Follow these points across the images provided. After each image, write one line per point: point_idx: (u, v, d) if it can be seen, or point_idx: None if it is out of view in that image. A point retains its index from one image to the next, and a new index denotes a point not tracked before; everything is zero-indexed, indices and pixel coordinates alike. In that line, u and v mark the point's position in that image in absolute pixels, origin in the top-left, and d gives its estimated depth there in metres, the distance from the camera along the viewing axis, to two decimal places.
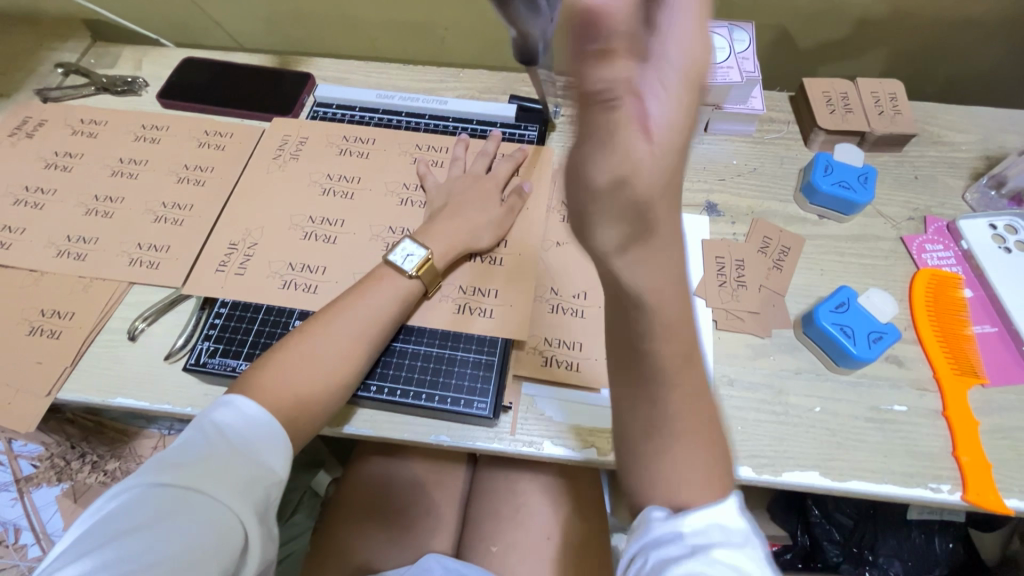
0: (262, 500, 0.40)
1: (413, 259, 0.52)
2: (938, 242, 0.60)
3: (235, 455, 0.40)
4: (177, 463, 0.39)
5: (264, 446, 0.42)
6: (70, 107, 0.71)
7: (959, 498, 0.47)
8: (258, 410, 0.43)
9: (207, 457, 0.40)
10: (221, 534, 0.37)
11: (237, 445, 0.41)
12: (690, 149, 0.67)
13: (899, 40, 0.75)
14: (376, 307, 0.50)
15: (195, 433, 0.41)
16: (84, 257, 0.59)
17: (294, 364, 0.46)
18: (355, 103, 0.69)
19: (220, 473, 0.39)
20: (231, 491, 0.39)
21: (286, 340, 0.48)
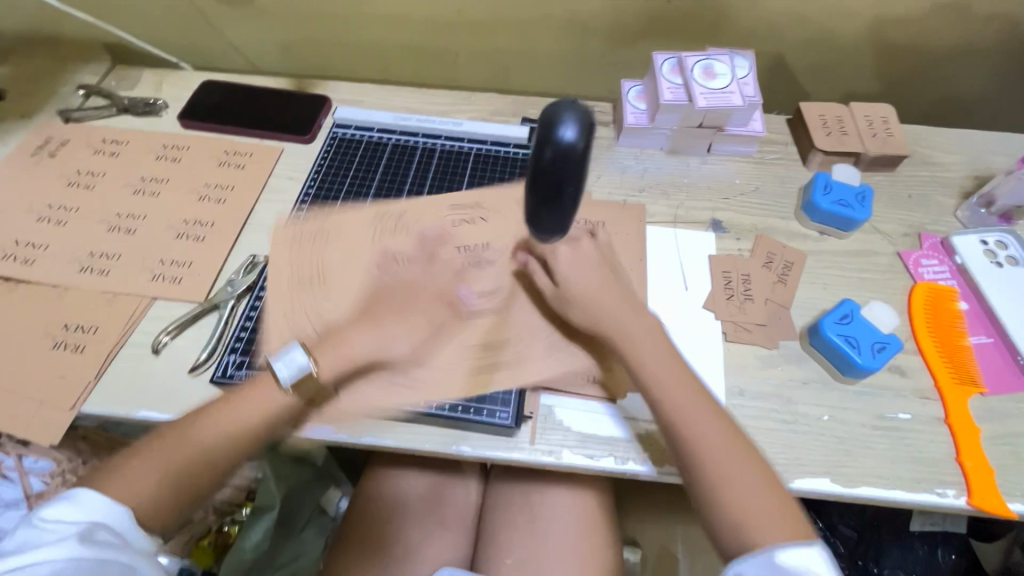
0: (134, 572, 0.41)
1: (299, 343, 0.50)
2: (932, 257, 0.63)
3: (97, 535, 0.42)
4: (72, 549, 0.40)
5: (120, 527, 0.43)
6: (92, 127, 0.73)
7: (964, 502, 0.49)
8: (101, 499, 0.44)
9: (52, 542, 0.40)
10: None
11: (97, 529, 0.42)
12: (695, 169, 0.70)
13: (889, 67, 0.79)
14: (297, 364, 0.50)
15: (27, 530, 0.42)
16: (107, 272, 0.60)
17: (218, 435, 0.48)
18: (372, 124, 0.71)
19: (87, 550, 0.40)
20: (103, 564, 0.40)
21: (202, 414, 0.48)
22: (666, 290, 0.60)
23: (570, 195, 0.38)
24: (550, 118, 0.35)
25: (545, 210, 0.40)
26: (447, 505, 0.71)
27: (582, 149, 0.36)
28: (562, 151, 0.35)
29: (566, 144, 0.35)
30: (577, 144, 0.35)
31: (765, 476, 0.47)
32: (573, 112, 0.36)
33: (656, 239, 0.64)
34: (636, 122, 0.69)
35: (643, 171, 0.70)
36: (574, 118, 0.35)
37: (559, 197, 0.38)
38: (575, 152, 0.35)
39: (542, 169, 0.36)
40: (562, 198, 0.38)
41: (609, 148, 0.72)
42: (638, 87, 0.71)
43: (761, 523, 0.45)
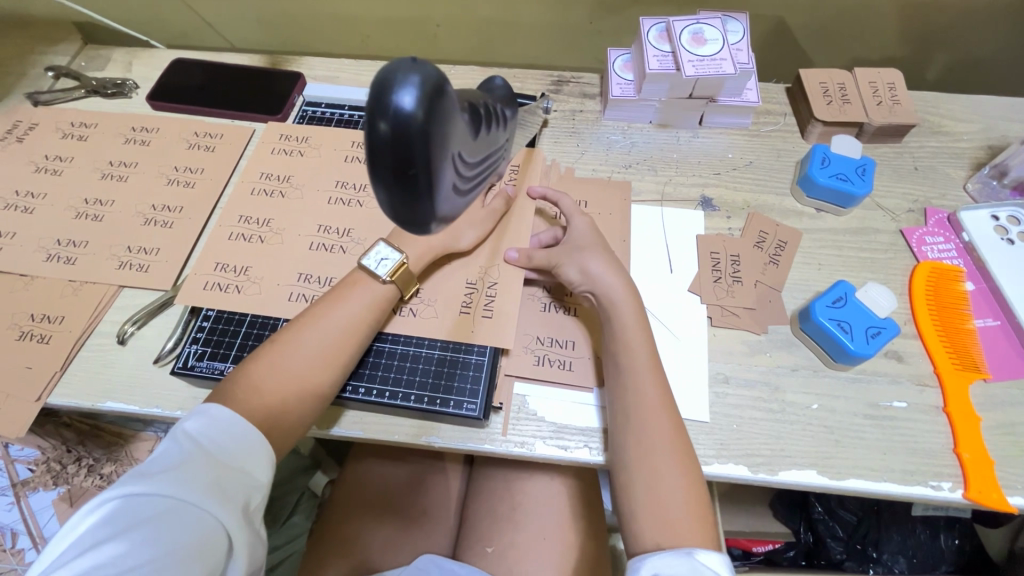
0: (246, 504, 0.40)
1: (387, 263, 0.51)
2: (938, 235, 0.59)
3: (217, 464, 0.40)
4: (152, 472, 0.39)
5: (246, 453, 0.42)
6: (60, 110, 0.71)
7: (960, 495, 0.46)
8: (239, 421, 0.43)
9: (181, 464, 0.39)
10: (203, 540, 0.37)
11: (219, 453, 0.41)
12: (685, 143, 0.66)
13: (899, 29, 0.74)
14: (354, 313, 0.49)
15: (169, 442, 0.41)
16: (74, 261, 0.59)
17: (263, 374, 0.46)
18: (345, 102, 0.69)
19: (204, 482, 0.39)
20: (213, 497, 0.38)
21: (254, 355, 0.47)
22: (648, 273, 0.57)
23: (427, 190, 0.21)
24: (380, 82, 0.20)
25: (406, 225, 0.23)
26: (431, 492, 0.70)
27: (429, 123, 0.20)
28: (394, 123, 0.19)
29: (393, 100, 0.20)
30: (419, 100, 0.20)
31: (688, 478, 0.44)
32: (407, 67, 0.20)
33: (641, 219, 0.61)
34: (622, 94, 0.65)
35: (630, 146, 0.66)
36: (414, 78, 0.20)
37: (413, 204, 0.22)
38: (415, 127, 0.19)
39: (370, 151, 0.20)
40: (418, 201, 0.21)
41: (594, 123, 0.68)
42: (625, 56, 0.67)
43: (686, 517, 0.42)
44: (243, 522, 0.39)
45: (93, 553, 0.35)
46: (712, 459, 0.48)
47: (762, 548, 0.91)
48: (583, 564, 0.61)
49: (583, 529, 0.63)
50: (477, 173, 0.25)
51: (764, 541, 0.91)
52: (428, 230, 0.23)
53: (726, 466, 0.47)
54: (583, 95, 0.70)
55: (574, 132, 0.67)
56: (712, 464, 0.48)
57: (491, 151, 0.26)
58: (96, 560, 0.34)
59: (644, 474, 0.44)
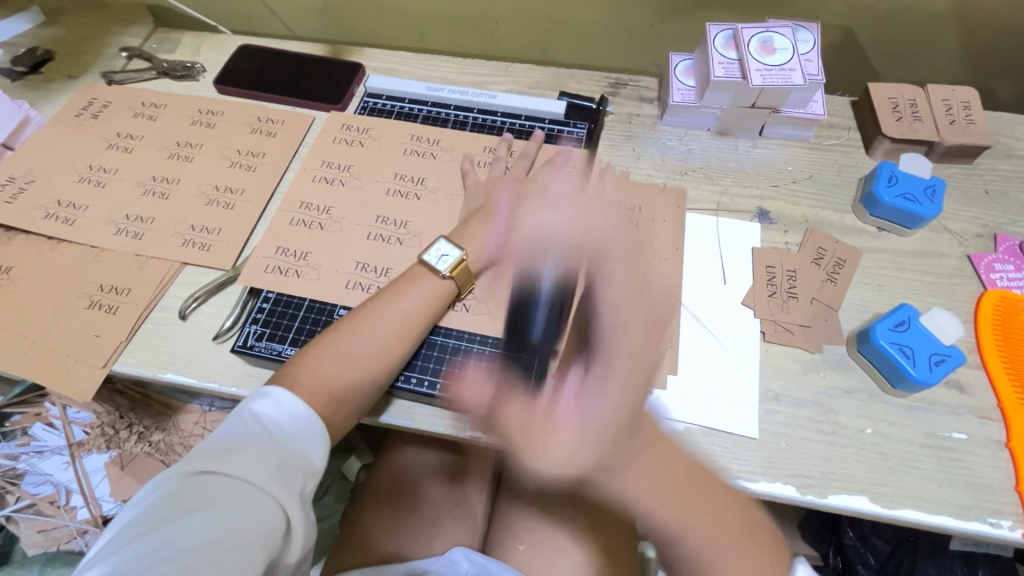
0: (303, 489, 0.42)
1: (447, 260, 0.53)
2: (1008, 262, 0.57)
3: (279, 448, 0.42)
4: (221, 449, 0.41)
5: (305, 439, 0.44)
6: (132, 90, 0.73)
7: (1019, 535, 0.45)
8: (303, 407, 0.44)
9: (246, 446, 0.41)
10: (265, 521, 0.39)
11: (281, 437, 0.43)
12: (744, 153, 0.65)
13: (977, 45, 0.71)
14: (415, 306, 0.51)
15: (235, 422, 0.43)
16: (141, 236, 0.61)
17: (327, 361, 0.47)
18: (404, 95, 0.69)
19: (267, 465, 0.41)
20: (278, 480, 0.41)
21: (317, 343, 0.49)
22: (700, 283, 0.56)
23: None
24: None
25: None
26: (462, 485, 0.71)
27: None
28: None
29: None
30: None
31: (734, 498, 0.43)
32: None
33: (696, 228, 0.60)
34: (682, 100, 0.64)
35: (686, 153, 0.65)
36: None
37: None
38: None
39: None
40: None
41: (651, 127, 0.67)
42: (687, 61, 0.66)
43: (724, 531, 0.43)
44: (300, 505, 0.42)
45: (163, 527, 0.37)
46: (758, 477, 0.47)
47: None
48: None
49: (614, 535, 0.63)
50: None
51: None
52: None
53: (773, 485, 0.47)
54: (640, 99, 0.70)
55: (630, 136, 0.67)
56: (758, 481, 0.47)
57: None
58: (168, 534, 0.36)
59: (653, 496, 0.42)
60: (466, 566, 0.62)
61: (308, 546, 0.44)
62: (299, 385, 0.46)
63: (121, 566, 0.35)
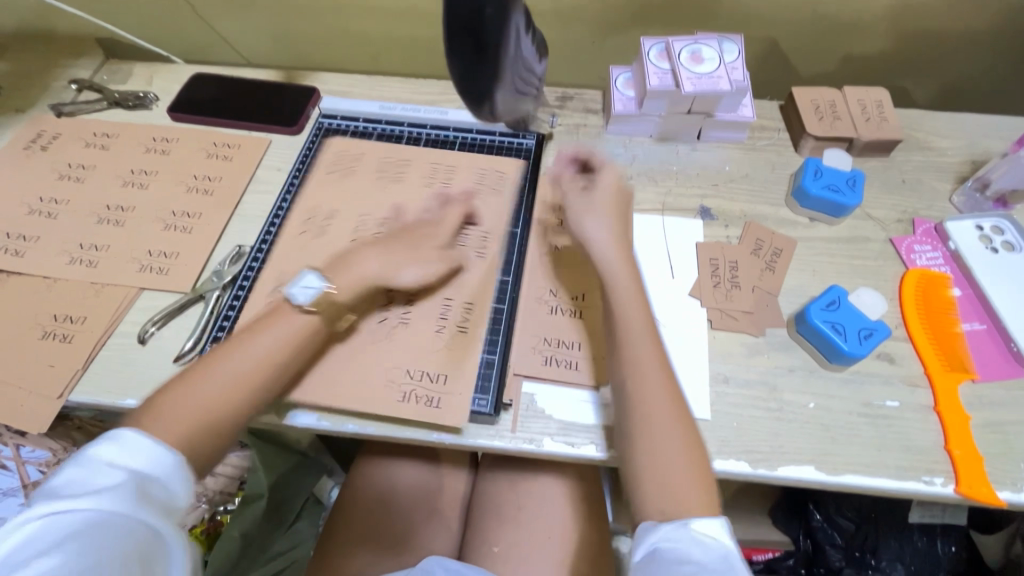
0: (174, 525, 0.40)
1: (311, 293, 0.50)
2: (926, 243, 0.62)
3: (144, 483, 0.39)
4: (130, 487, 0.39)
5: (169, 472, 0.41)
6: (83, 120, 0.73)
7: (951, 490, 0.48)
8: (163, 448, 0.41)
9: (104, 485, 0.38)
10: (138, 558, 0.36)
11: (146, 472, 0.40)
12: (684, 156, 0.69)
13: (886, 50, 0.78)
14: (301, 332, 0.49)
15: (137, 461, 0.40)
16: (96, 263, 0.61)
17: (232, 373, 0.46)
18: (359, 114, 0.72)
19: (133, 500, 0.38)
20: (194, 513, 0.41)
21: (212, 353, 0.47)
22: (648, 277, 0.59)
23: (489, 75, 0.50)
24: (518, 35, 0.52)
25: (472, 82, 0.51)
26: (436, 495, 0.71)
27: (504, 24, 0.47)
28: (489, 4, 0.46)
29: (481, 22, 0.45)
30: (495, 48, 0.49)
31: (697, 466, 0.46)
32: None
33: (644, 227, 0.63)
34: (623, 109, 0.68)
35: (631, 158, 0.69)
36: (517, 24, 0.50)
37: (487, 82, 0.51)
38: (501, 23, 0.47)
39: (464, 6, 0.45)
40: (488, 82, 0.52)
41: (597, 136, 0.71)
42: (626, 74, 0.70)
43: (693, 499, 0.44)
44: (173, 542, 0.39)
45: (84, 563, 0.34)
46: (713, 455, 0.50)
47: (761, 556, 0.96)
48: (585, 563, 0.62)
49: (586, 530, 0.64)
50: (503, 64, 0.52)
51: (763, 550, 0.96)
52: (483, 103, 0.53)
53: (728, 462, 0.49)
54: (586, 110, 0.73)
55: (578, 145, 0.70)
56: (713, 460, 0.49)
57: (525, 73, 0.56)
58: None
59: (645, 439, 0.46)
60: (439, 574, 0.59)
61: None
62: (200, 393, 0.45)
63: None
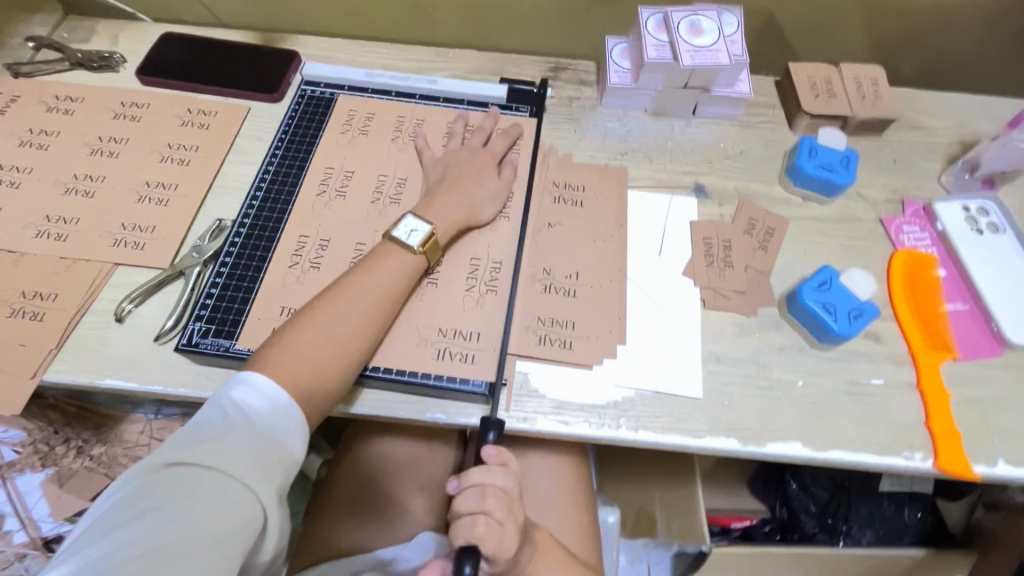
0: (281, 483, 0.41)
1: (417, 234, 0.53)
2: (914, 224, 0.63)
3: (260, 438, 0.41)
4: (197, 441, 0.39)
5: (283, 428, 0.43)
6: (43, 82, 0.68)
7: (929, 465, 0.50)
8: (283, 396, 0.44)
9: (229, 438, 0.40)
10: (246, 516, 0.38)
11: (262, 429, 0.42)
12: (678, 132, 0.68)
13: (882, 27, 0.77)
14: (387, 279, 0.50)
15: (214, 412, 0.42)
16: (66, 237, 0.57)
17: (307, 339, 0.46)
18: (344, 81, 0.68)
19: (249, 457, 0.40)
20: (256, 475, 0.39)
21: (294, 320, 0.48)
22: (642, 257, 0.59)
23: None
24: None
25: None
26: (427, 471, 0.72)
27: None
28: None
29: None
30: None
31: None
32: None
33: (638, 204, 0.62)
34: (619, 82, 0.66)
35: (626, 134, 0.67)
36: None
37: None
38: None
39: None
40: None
41: (591, 110, 0.69)
42: (622, 45, 0.68)
43: None
44: (276, 503, 0.40)
45: (138, 521, 0.35)
46: (704, 433, 0.50)
47: (739, 524, 0.96)
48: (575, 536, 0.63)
49: (577, 504, 0.66)
50: None
51: (741, 517, 0.96)
52: None
53: (717, 440, 0.50)
54: (580, 82, 0.71)
55: (571, 118, 0.68)
56: (704, 437, 0.50)
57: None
58: (146, 527, 0.35)
59: None
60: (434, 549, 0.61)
61: (284, 542, 0.43)
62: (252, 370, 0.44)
63: (93, 562, 0.33)
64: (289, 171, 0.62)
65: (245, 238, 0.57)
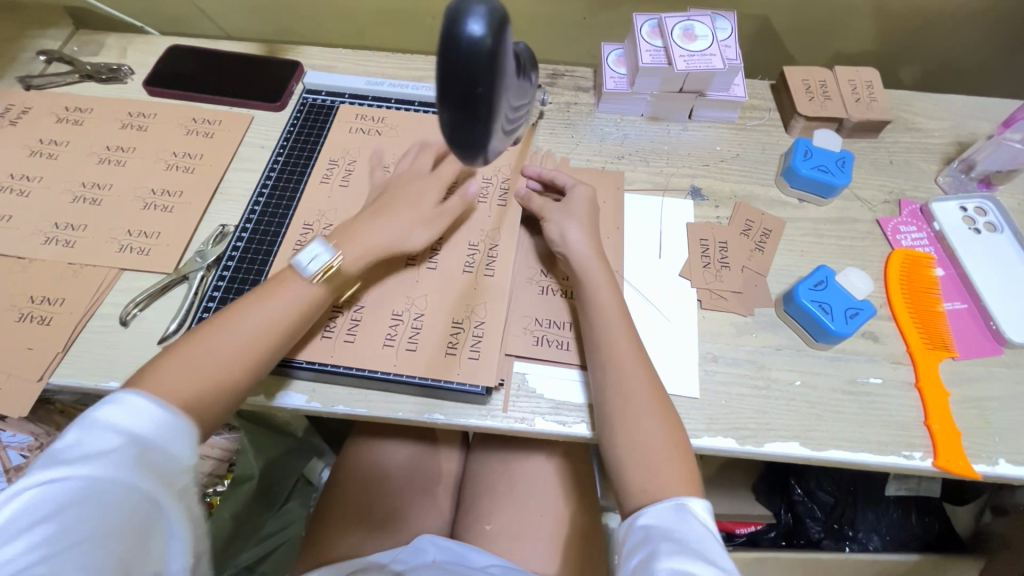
0: (180, 488, 0.39)
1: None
2: (911, 224, 0.63)
3: (146, 448, 0.38)
4: (72, 459, 0.36)
5: (172, 437, 0.40)
6: (54, 94, 0.70)
7: (929, 464, 0.50)
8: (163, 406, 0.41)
9: (106, 450, 0.37)
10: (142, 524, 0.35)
11: (148, 437, 0.39)
12: (675, 135, 0.69)
13: (879, 30, 0.77)
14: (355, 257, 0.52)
15: (79, 433, 0.38)
16: (73, 243, 0.59)
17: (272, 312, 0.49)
18: (345, 90, 0.69)
19: (135, 465, 0.37)
20: (152, 483, 0.37)
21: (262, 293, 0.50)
22: (640, 258, 0.59)
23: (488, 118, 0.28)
24: (451, 14, 0.26)
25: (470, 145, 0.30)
26: (427, 474, 0.72)
27: (494, 49, 0.26)
28: (461, 56, 0.26)
29: (468, 38, 0.25)
30: (485, 40, 0.26)
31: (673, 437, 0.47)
32: (483, 43, 0.26)
33: (636, 206, 0.63)
34: (615, 87, 0.67)
35: (622, 138, 0.68)
36: (483, 9, 0.26)
37: (474, 120, 0.28)
38: (483, 52, 0.26)
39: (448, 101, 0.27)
40: (476, 121, 0.28)
41: (588, 115, 0.70)
42: (618, 51, 0.69)
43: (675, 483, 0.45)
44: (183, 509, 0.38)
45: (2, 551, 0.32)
46: (702, 432, 0.50)
47: (745, 530, 0.96)
48: (576, 538, 0.63)
49: (577, 507, 0.66)
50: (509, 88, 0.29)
51: (747, 523, 0.95)
52: (478, 154, 0.30)
53: (715, 439, 0.50)
54: (577, 88, 0.72)
55: (569, 123, 0.69)
56: (702, 437, 0.50)
57: (524, 100, 0.33)
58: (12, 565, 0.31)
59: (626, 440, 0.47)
60: (433, 553, 0.61)
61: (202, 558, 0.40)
62: (238, 325, 0.48)
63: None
64: (291, 175, 0.63)
65: (247, 242, 0.59)
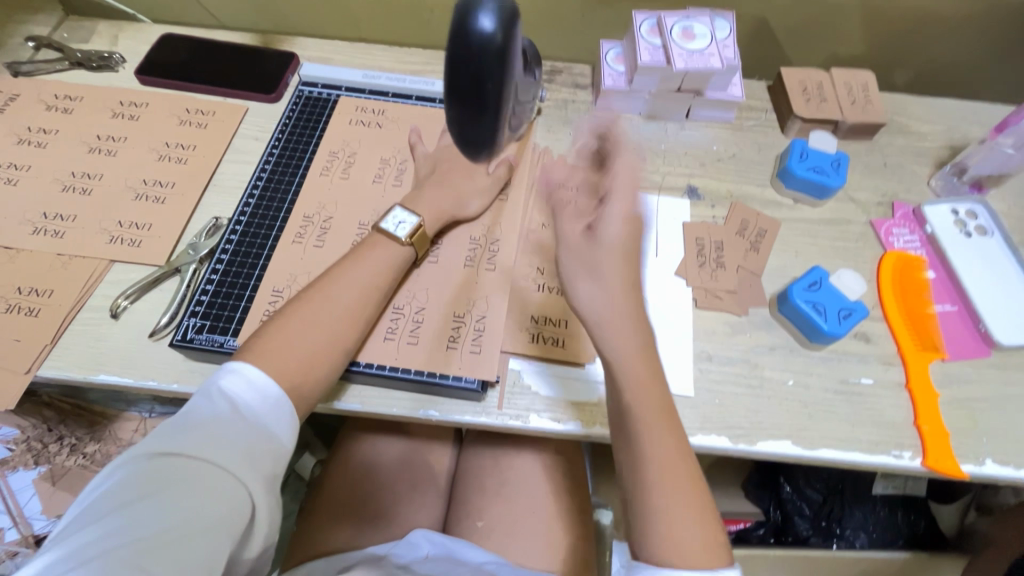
0: (269, 471, 0.41)
1: (406, 226, 0.53)
2: (904, 226, 0.63)
3: (246, 429, 0.41)
4: (185, 429, 0.39)
5: (272, 418, 0.42)
6: (42, 82, 0.69)
7: (918, 463, 0.50)
8: (274, 387, 0.43)
9: (217, 427, 0.40)
10: (231, 505, 0.38)
11: (251, 418, 0.42)
12: (672, 134, 0.69)
13: (874, 34, 0.78)
14: (377, 271, 0.51)
15: (203, 399, 0.41)
16: (62, 234, 0.58)
17: (296, 329, 0.46)
18: (341, 82, 0.69)
19: (232, 447, 0.39)
20: (245, 466, 0.39)
21: (287, 309, 0.48)
22: (637, 257, 0.60)
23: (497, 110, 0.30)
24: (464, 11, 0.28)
25: (475, 136, 0.31)
26: (421, 470, 0.72)
27: (504, 47, 0.28)
28: (474, 47, 0.28)
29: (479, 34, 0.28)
30: (494, 38, 0.28)
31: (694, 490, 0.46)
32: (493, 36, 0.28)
33: None
34: (613, 85, 0.67)
35: (620, 136, 0.68)
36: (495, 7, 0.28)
37: (484, 111, 0.30)
38: (493, 48, 0.28)
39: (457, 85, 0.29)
40: (485, 111, 0.29)
41: (586, 112, 0.70)
42: (616, 48, 0.69)
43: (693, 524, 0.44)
44: (267, 492, 0.41)
45: (128, 509, 0.36)
46: (696, 431, 0.51)
47: (734, 527, 0.97)
48: (568, 535, 0.64)
49: (569, 504, 0.66)
50: (516, 81, 0.30)
51: (736, 520, 0.97)
52: (484, 144, 0.32)
53: (709, 438, 0.51)
54: (575, 85, 0.72)
55: (566, 120, 0.69)
56: (696, 435, 0.51)
57: (522, 97, 0.35)
58: (128, 518, 0.35)
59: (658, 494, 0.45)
60: (426, 548, 0.60)
61: (272, 536, 0.43)
62: (287, 344, 0.45)
63: (81, 549, 0.34)
64: (287, 167, 0.62)
65: (241, 236, 0.58)
